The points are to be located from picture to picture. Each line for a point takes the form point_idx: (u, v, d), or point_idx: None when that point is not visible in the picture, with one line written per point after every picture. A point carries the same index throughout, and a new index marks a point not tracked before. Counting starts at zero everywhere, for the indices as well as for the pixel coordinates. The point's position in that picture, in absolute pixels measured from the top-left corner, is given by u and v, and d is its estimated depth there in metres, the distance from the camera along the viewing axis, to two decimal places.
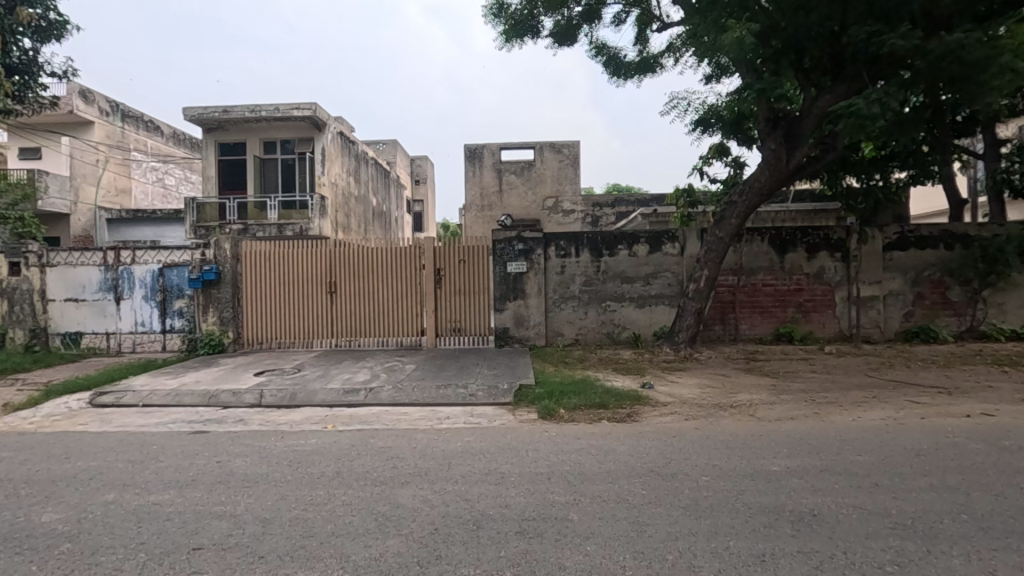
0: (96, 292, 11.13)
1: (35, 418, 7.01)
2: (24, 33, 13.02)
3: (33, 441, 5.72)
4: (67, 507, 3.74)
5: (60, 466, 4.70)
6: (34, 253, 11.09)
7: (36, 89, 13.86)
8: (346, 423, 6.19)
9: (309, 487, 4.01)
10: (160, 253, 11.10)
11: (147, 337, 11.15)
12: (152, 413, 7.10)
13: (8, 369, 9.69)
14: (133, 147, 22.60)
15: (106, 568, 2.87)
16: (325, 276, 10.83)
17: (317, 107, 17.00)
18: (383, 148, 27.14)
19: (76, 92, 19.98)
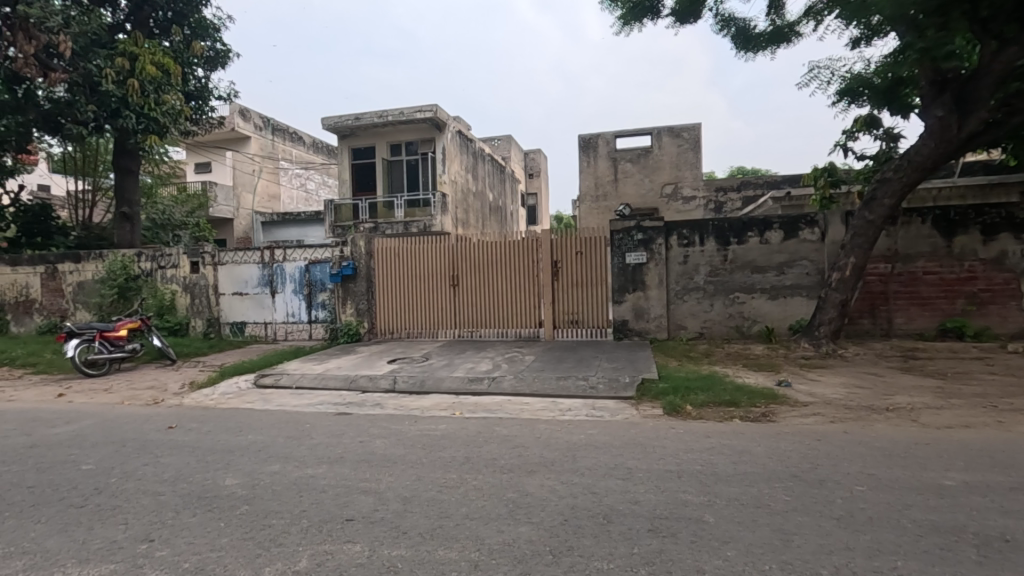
0: (256, 287, 12.67)
1: (214, 395, 8.15)
2: (198, 63, 15.10)
3: (214, 415, 6.66)
4: (243, 474, 4.32)
5: (236, 438, 5.44)
6: (209, 253, 12.83)
7: (207, 111, 16.07)
8: (472, 411, 6.46)
9: (442, 470, 4.23)
10: (306, 251, 12.34)
11: (296, 327, 12.49)
12: (303, 395, 7.94)
13: (192, 353, 11.39)
14: (281, 157, 25.35)
15: (278, 530, 3.26)
16: (448, 269, 11.38)
17: (437, 108, 17.84)
18: (499, 144, 27.77)
19: (237, 111, 22.88)
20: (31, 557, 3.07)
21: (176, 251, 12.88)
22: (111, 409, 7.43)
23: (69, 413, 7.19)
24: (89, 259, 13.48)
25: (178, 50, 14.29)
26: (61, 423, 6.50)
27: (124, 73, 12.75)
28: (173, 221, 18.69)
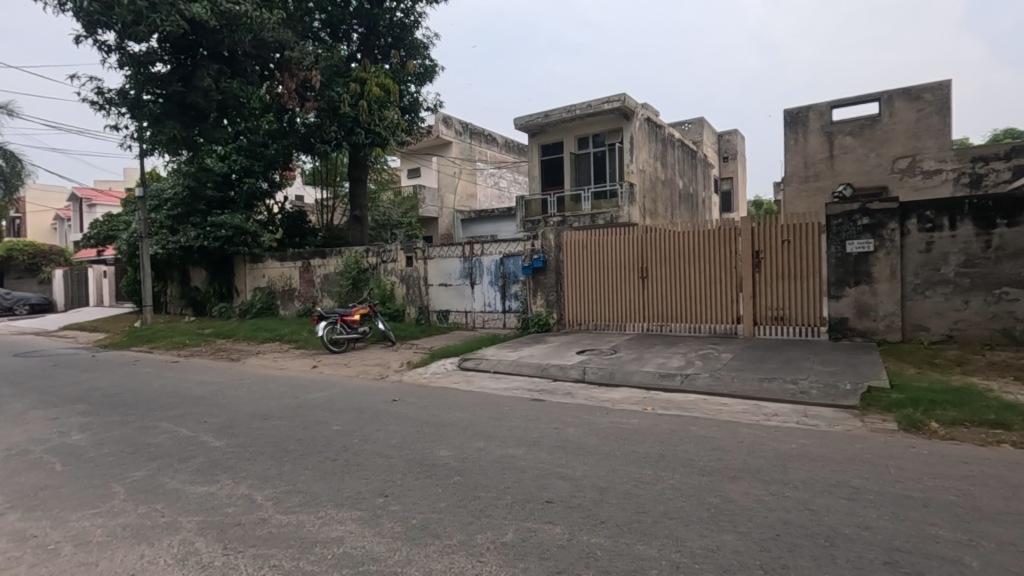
0: (458, 279, 13.94)
1: (427, 374, 9.23)
2: (411, 80, 17.08)
3: (427, 392, 7.54)
4: (454, 447, 4.82)
5: (446, 414, 6.10)
6: (420, 249, 14.46)
7: (419, 122, 18.08)
8: (665, 407, 6.27)
9: (638, 465, 4.19)
10: (501, 245, 13.20)
11: (492, 316, 13.47)
12: (500, 379, 8.54)
13: (408, 336, 13.04)
14: (478, 158, 27.43)
15: (486, 502, 3.56)
16: (637, 261, 11.16)
17: (626, 97, 17.54)
18: (690, 128, 26.26)
19: (441, 120, 25.38)
20: (303, 495, 3.83)
21: (395, 247, 14.83)
22: (349, 380, 8.89)
23: (321, 382, 8.79)
24: (331, 255, 16.25)
25: (396, 70, 16.37)
26: (316, 390, 8.00)
27: (357, 96, 15.07)
28: (392, 221, 21.71)
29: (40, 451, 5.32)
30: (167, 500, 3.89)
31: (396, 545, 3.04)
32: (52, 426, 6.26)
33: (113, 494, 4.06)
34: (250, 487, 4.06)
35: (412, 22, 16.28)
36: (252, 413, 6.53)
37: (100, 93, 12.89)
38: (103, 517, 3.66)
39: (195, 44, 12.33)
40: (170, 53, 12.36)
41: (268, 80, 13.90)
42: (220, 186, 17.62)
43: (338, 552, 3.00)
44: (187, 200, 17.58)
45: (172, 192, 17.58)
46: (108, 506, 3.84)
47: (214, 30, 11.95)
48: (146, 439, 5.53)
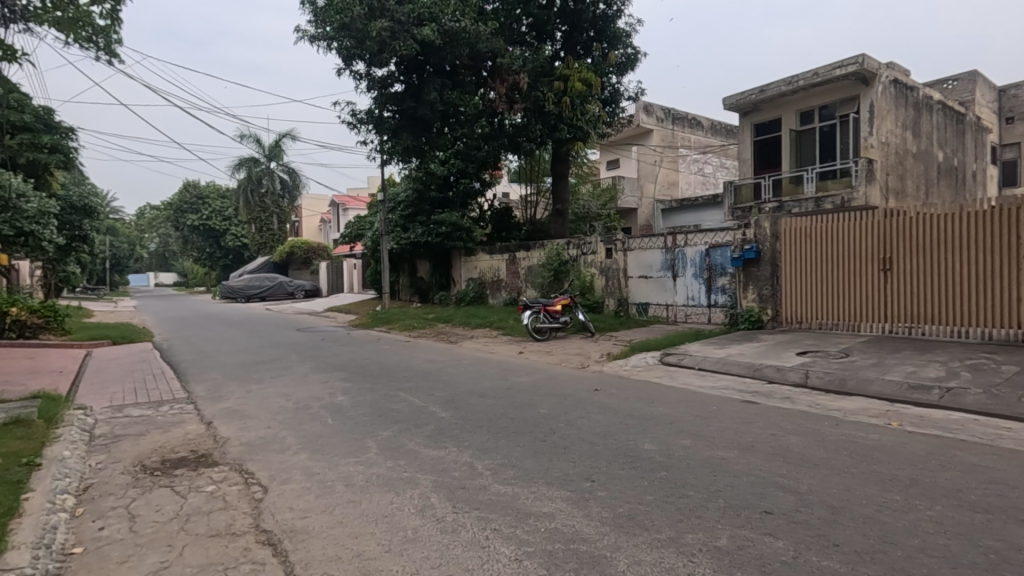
0: (660, 271, 13.54)
1: (628, 366, 9.18)
2: (612, 71, 17.04)
3: (628, 384, 7.52)
4: (659, 442, 4.72)
5: (649, 408, 5.99)
6: (620, 240, 14.32)
7: (620, 112, 17.93)
8: (917, 425, 5.25)
9: (881, 487, 3.60)
10: (707, 235, 12.49)
11: (696, 310, 12.83)
12: (706, 377, 8.09)
13: (607, 328, 13.10)
14: (681, 144, 26.15)
15: (696, 502, 3.42)
16: (878, 251, 9.53)
17: (865, 58, 15.01)
18: (954, 86, 21.32)
19: (641, 108, 24.84)
20: (516, 470, 4.15)
21: (595, 239, 14.88)
22: (552, 367, 9.31)
23: (526, 367, 9.37)
24: (535, 248, 17.12)
25: (598, 63, 16.44)
26: (523, 374, 8.55)
27: (560, 93, 15.44)
28: (590, 214, 22.13)
29: (317, 407, 6.67)
30: (407, 458, 4.56)
31: (605, 529, 3.11)
32: (323, 388, 7.79)
33: (369, 448, 4.90)
34: (472, 456, 4.54)
35: (614, 12, 16.21)
36: (470, 391, 7.26)
37: (354, 114, 15.51)
38: (363, 465, 4.45)
39: (423, 63, 14.16)
40: (404, 73, 14.32)
41: (482, 87, 15.18)
42: (441, 187, 19.89)
43: (550, 527, 3.18)
44: (415, 201, 20.17)
45: (404, 195, 20.29)
46: (365, 457, 4.65)
47: (439, 47, 13.47)
48: (389, 405, 6.55)
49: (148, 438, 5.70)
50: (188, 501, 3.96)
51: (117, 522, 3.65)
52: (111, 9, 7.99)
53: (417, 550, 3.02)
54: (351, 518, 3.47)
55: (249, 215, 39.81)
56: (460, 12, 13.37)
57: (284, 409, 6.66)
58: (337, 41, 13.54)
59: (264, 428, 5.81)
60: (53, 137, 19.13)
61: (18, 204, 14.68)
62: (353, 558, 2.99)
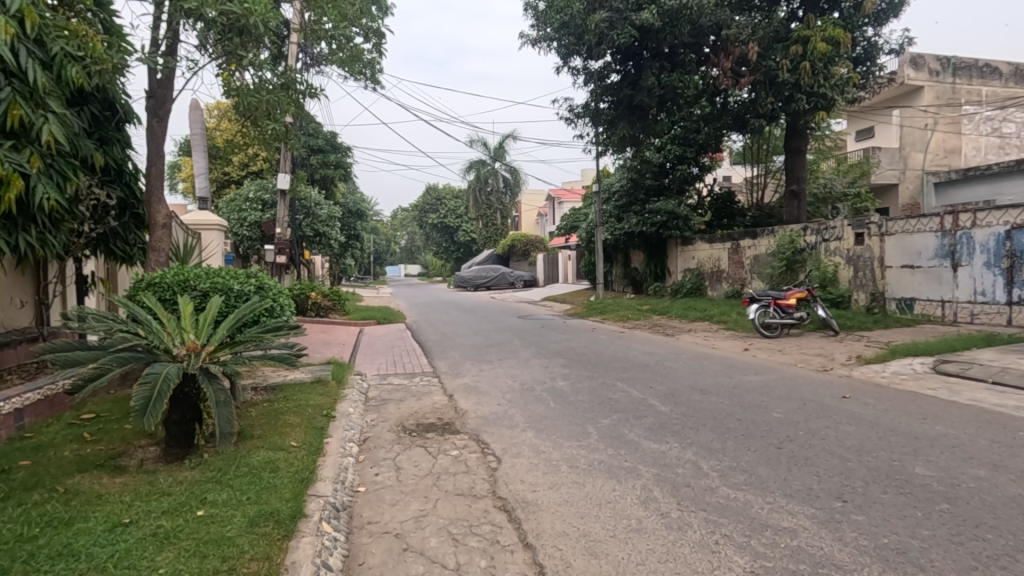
0: (932, 259, 11.02)
1: (886, 373, 7.73)
2: (868, 23, 14.43)
3: (889, 394, 6.33)
4: (938, 467, 3.87)
5: (921, 425, 4.95)
6: (875, 224, 12.01)
7: (876, 71, 15.08)
8: None
9: None
10: (1008, 213, 9.80)
11: (987, 309, 10.20)
12: (1006, 393, 6.36)
13: (857, 327, 11.19)
14: (965, 100, 20.89)
15: (999, 549, 2.71)
16: None
17: None
18: None
19: (907, 62, 20.55)
20: (749, 476, 3.82)
21: (840, 223, 12.72)
22: (786, 368, 8.34)
23: (754, 365, 8.57)
24: (763, 235, 15.50)
25: (849, 16, 14.01)
26: (751, 373, 7.84)
27: (798, 59, 13.53)
28: (834, 194, 19.20)
29: (541, 389, 7.11)
30: (628, 449, 4.56)
31: (865, 560, 2.67)
32: (545, 373, 8.26)
33: (590, 434, 5.04)
34: (697, 454, 4.33)
35: None
36: (691, 386, 6.94)
37: (571, 110, 15.97)
38: (585, 450, 4.59)
39: (640, 49, 13.84)
40: (621, 63, 14.24)
41: (704, 64, 14.23)
42: (657, 175, 19.26)
43: (792, 544, 2.86)
44: (630, 190, 19.89)
45: (620, 184, 20.26)
46: (588, 442, 4.79)
47: (658, 30, 13.06)
48: (608, 394, 6.63)
49: (406, 405, 6.74)
50: (438, 462, 4.58)
51: (388, 471, 4.41)
52: (376, 43, 9.59)
53: (642, 541, 3.00)
54: (577, 499, 3.61)
55: (477, 212, 44.17)
56: None
57: (511, 389, 7.24)
58: (556, 40, 14.07)
59: (496, 404, 6.41)
60: (338, 156, 23.81)
61: (314, 211, 18.78)
62: (579, 536, 3.11)
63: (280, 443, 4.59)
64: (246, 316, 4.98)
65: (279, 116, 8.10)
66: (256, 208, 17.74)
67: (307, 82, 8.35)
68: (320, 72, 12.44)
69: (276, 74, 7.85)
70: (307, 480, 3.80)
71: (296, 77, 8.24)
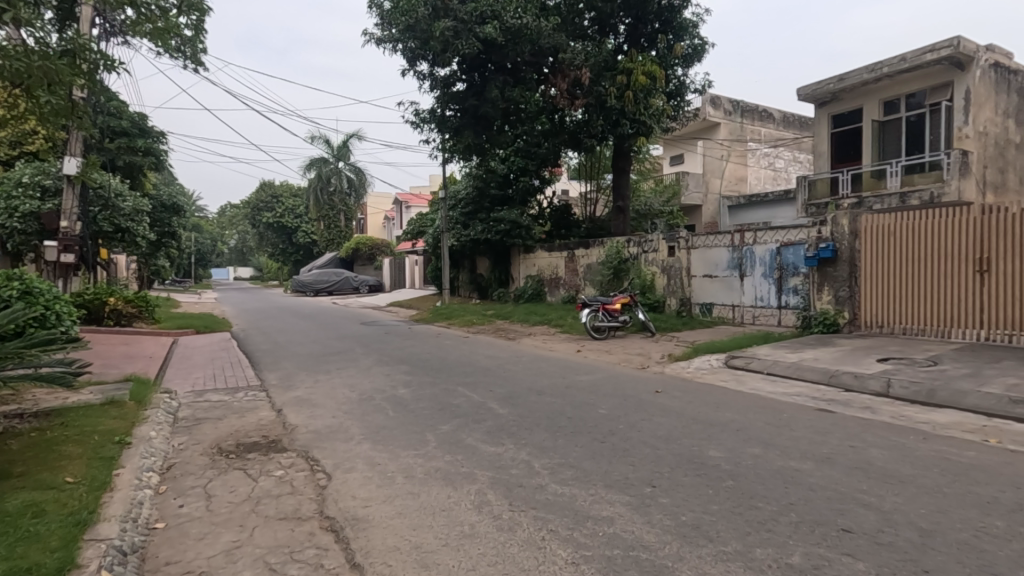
0: (726, 270, 12.96)
1: (690, 368, 8.86)
2: (677, 63, 16.50)
3: (692, 387, 7.27)
4: (726, 449, 4.50)
5: (716, 413, 5.73)
6: (683, 238, 13.79)
7: (684, 106, 17.32)
8: (1019, 442, 4.68)
9: (978, 512, 3.22)
10: (778, 233, 11.87)
11: (764, 312, 12.22)
12: (777, 382, 7.67)
13: (669, 328, 12.72)
14: (749, 138, 24.98)
15: (767, 515, 3.23)
16: (972, 250, 8.75)
17: (962, 40, 13.25)
18: None
19: (708, 101, 23.98)
20: (576, 471, 4.08)
21: (657, 237, 14.43)
22: (612, 367, 9.15)
23: (584, 365, 9.26)
24: (595, 245, 16.85)
25: (663, 55, 15.88)
26: (582, 373, 8.44)
27: (623, 88, 15.06)
28: (652, 211, 21.69)
29: (381, 398, 6.87)
30: (466, 453, 4.59)
31: (667, 538, 2.99)
32: (387, 380, 8.01)
33: (428, 441, 4.97)
34: (530, 454, 4.50)
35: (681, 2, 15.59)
36: (528, 388, 7.24)
37: (417, 114, 15.84)
38: (423, 458, 4.52)
39: (485, 61, 14.21)
40: (466, 72, 14.49)
41: (543, 83, 15.14)
42: (501, 185, 19.93)
43: (609, 532, 3.09)
44: (475, 198, 20.32)
45: (465, 192, 20.62)
46: (426, 450, 4.72)
47: (501, 45, 13.54)
48: (449, 399, 6.63)
49: (225, 423, 6.03)
50: (260, 484, 4.16)
51: (196, 501, 3.88)
52: (196, 20, 8.54)
53: (474, 546, 3.02)
54: (411, 510, 3.53)
55: (319, 213, 41.61)
56: (522, 8, 13.33)
57: (349, 399, 6.89)
58: (401, 43, 13.84)
59: (331, 417, 6.04)
60: (147, 141, 20.50)
61: (114, 203, 15.94)
62: (411, 549, 3.04)
63: (49, 480, 3.78)
64: (3, 326, 4.02)
65: (61, 88, 6.77)
66: (31, 196, 14.59)
67: (104, 52, 7.08)
68: (123, 43, 10.74)
69: (57, 37, 6.56)
70: (85, 523, 3.18)
71: (87, 44, 6.95)
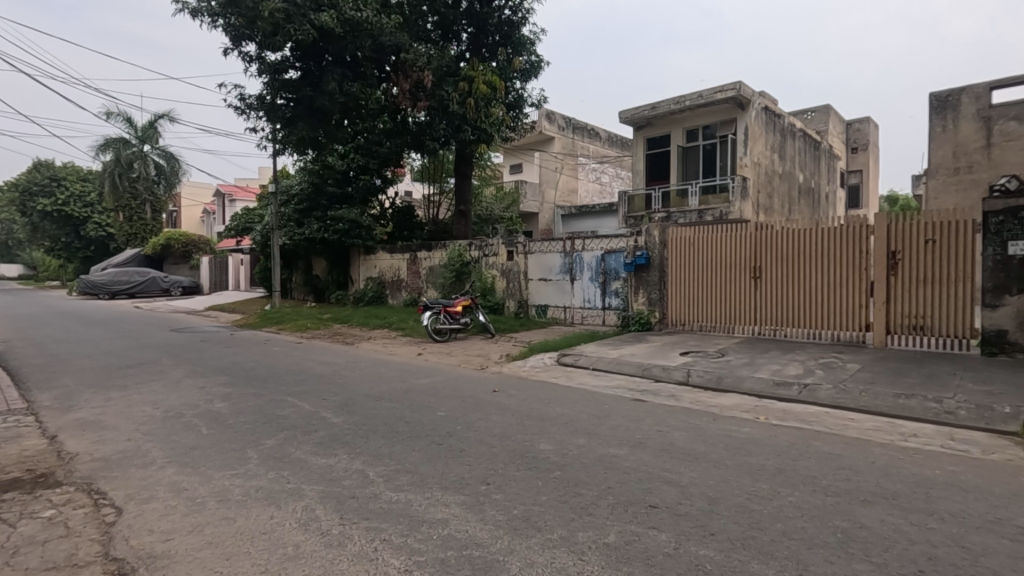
0: (558, 274, 13.87)
1: (526, 367, 9.30)
2: (517, 77, 17.24)
3: (526, 385, 7.64)
4: (556, 441, 4.80)
5: (548, 408, 6.08)
6: (521, 243, 14.48)
7: (523, 118, 18.18)
8: (780, 417, 5.72)
9: (752, 477, 3.86)
10: (602, 241, 12.99)
11: (591, 312, 13.30)
12: (601, 377, 8.40)
13: (507, 329, 13.24)
14: (580, 153, 27.13)
15: (588, 500, 3.50)
16: (749, 259, 10.47)
17: (742, 85, 15.86)
18: (813, 117, 23.05)
19: (543, 116, 25.53)
20: (412, 476, 4.01)
21: (496, 241, 14.97)
22: (452, 369, 9.21)
23: (425, 368, 9.20)
24: (437, 248, 16.87)
25: (503, 67, 16.52)
26: (422, 376, 8.37)
27: (465, 94, 15.33)
28: (493, 216, 22.42)
29: (191, 414, 6.06)
30: (292, 468, 4.25)
31: (498, 533, 3.08)
32: (200, 394, 7.10)
33: (249, 459, 4.51)
34: (364, 463, 4.33)
35: (520, 19, 16.37)
36: (365, 394, 6.96)
37: (242, 98, 14.36)
38: (241, 478, 4.08)
39: (322, 50, 13.40)
40: (301, 60, 13.51)
41: (385, 81, 14.83)
42: (340, 182, 18.94)
43: (443, 534, 3.09)
44: (311, 195, 19.06)
45: (299, 188, 19.23)
46: (245, 469, 4.26)
47: (340, 36, 12.87)
48: (276, 411, 6.10)
49: None
50: (18, 530, 3.38)
51: None
52: None
53: (298, 568, 2.80)
54: (224, 538, 3.15)
55: (116, 202, 35.56)
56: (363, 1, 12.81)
57: (150, 418, 5.95)
58: (223, 18, 12.42)
59: (125, 440, 5.16)
60: None
61: None
62: None
63: None
64: None
65: None
66: None
67: None
68: None
69: None
70: None
71: None
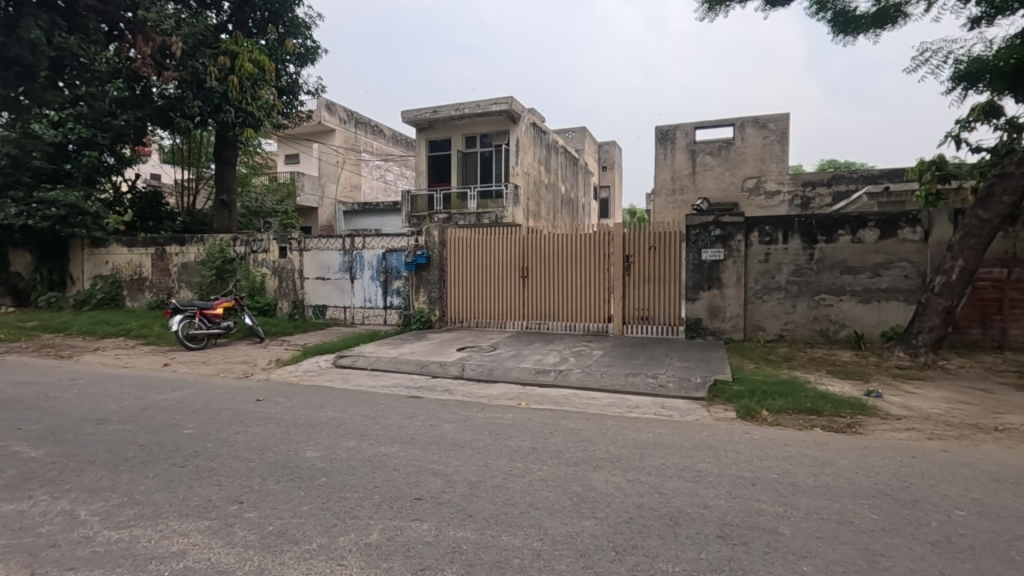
0: (337, 272, 13.27)
1: (298, 372, 8.68)
2: (290, 60, 15.95)
3: (297, 391, 7.13)
4: (323, 447, 4.59)
5: (318, 414, 5.78)
6: (295, 240, 13.47)
7: (297, 105, 16.94)
8: (539, 402, 6.40)
9: (509, 458, 4.24)
10: (383, 239, 12.82)
11: (372, 312, 13.02)
12: (379, 376, 8.30)
13: (279, 332, 12.18)
14: (363, 149, 26.35)
15: (352, 503, 3.43)
16: (517, 260, 11.43)
17: (513, 100, 17.23)
18: (572, 136, 26.27)
19: (323, 106, 24.17)
20: (141, 508, 3.42)
21: (267, 237, 13.67)
22: (208, 379, 8.11)
23: (172, 381, 7.93)
24: (192, 242, 14.65)
25: (273, 47, 15.16)
26: (168, 390, 7.19)
27: (226, 71, 13.62)
28: (265, 209, 20.44)
29: None
30: None
31: (248, 554, 2.83)
32: None
33: None
34: (73, 501, 3.54)
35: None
36: (84, 418, 5.70)
37: None
38: None
39: None
40: None
41: None
42: None
43: (178, 568, 2.72)
44: None
45: None
46: None
47: None
48: None
49: None
50: None
51: None
52: None
53: None
54: None
55: None
56: None
57: None
58: None
59: None
60: None
61: None
62: None
63: None
64: None
65: None
66: None
67: None
68: None
69: None
70: None
71: None
